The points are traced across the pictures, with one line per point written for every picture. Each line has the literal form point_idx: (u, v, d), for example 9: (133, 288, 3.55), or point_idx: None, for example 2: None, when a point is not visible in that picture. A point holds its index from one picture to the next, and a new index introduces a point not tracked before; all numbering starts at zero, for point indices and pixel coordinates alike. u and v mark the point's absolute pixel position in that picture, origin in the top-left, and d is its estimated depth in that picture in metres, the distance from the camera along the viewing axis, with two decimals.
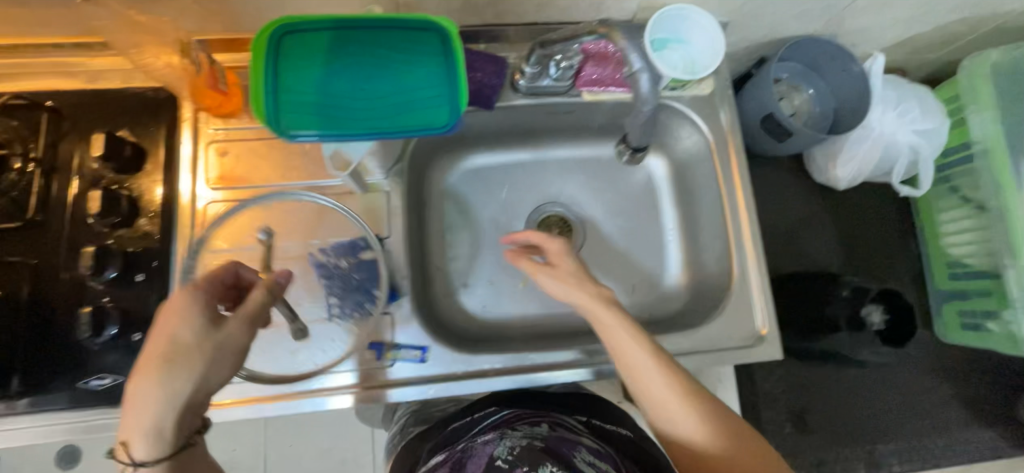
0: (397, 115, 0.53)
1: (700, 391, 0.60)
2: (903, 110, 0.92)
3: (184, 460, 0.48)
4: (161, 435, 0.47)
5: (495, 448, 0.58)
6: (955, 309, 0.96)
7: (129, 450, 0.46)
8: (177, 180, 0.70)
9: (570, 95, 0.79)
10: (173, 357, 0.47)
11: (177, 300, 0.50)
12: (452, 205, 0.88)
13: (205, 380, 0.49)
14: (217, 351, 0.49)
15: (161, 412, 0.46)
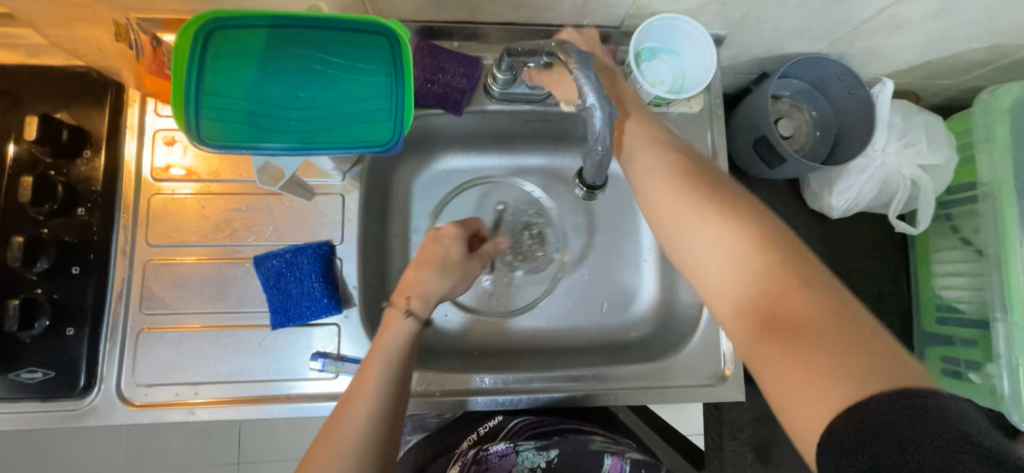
0: (333, 129, 0.49)
1: (767, 237, 0.47)
2: (907, 142, 0.85)
3: (412, 336, 0.60)
4: (429, 298, 0.64)
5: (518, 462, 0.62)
6: (939, 354, 0.91)
7: (409, 302, 0.62)
8: (153, 149, 0.68)
9: (546, 104, 0.74)
10: (448, 264, 0.68)
11: (450, 233, 0.70)
12: (419, 208, 0.83)
13: (449, 284, 0.67)
14: (454, 259, 0.69)
15: (442, 279, 0.66)
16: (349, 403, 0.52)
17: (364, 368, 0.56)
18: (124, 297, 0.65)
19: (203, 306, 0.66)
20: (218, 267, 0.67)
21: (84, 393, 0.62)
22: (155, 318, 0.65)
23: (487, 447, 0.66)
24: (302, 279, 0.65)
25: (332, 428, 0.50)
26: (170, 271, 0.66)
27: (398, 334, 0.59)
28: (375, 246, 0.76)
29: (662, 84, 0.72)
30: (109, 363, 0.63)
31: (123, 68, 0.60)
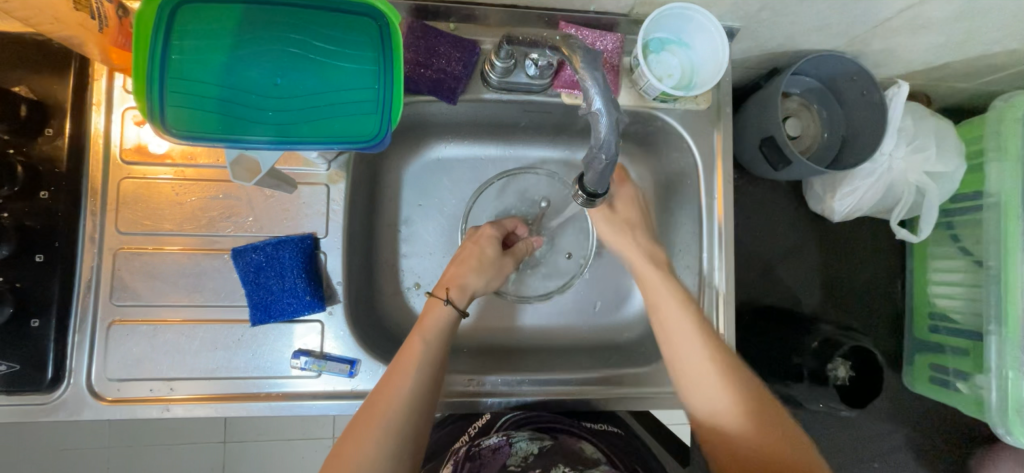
0: (313, 121, 0.45)
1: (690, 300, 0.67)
2: (916, 147, 0.82)
3: (449, 325, 0.64)
4: (464, 290, 0.68)
5: (508, 454, 0.59)
6: (927, 362, 0.92)
7: (448, 291, 0.67)
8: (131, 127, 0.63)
9: (546, 95, 0.69)
10: (483, 262, 0.70)
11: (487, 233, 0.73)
12: (409, 199, 0.79)
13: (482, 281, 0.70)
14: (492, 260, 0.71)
15: (480, 277, 0.70)
16: (393, 378, 0.57)
17: (407, 345, 0.60)
18: (93, 287, 0.61)
19: (179, 299, 0.63)
20: (193, 257, 0.63)
21: (53, 387, 0.60)
22: (128, 310, 0.62)
23: (479, 442, 0.62)
24: (283, 274, 0.62)
25: (380, 398, 0.56)
26: (142, 261, 0.62)
27: (439, 320, 0.63)
28: (361, 238, 0.73)
29: (670, 78, 0.68)
30: (78, 356, 0.60)
31: (88, 43, 0.54)
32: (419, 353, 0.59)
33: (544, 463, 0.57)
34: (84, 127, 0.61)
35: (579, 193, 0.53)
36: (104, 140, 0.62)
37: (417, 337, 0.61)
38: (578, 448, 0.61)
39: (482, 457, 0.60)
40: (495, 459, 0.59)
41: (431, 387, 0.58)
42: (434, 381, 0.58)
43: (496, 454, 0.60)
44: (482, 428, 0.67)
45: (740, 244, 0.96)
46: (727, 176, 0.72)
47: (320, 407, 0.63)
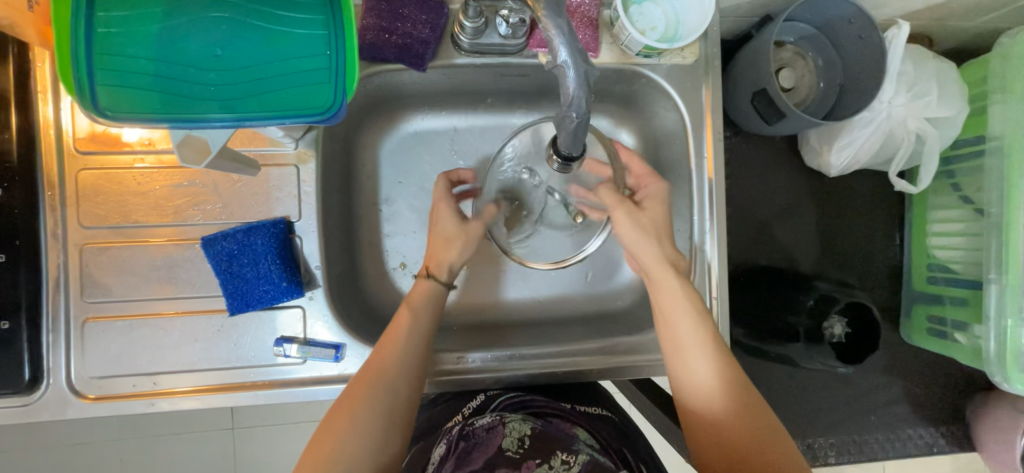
0: (261, 95, 0.43)
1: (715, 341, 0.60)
2: (916, 93, 0.78)
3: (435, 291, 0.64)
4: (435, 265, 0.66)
5: (503, 438, 0.60)
6: (925, 313, 0.91)
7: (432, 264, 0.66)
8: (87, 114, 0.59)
9: (522, 57, 0.65)
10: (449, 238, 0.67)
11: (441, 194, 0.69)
12: (388, 176, 0.76)
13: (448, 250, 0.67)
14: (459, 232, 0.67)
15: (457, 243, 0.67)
16: (376, 355, 0.57)
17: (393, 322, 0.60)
18: (63, 285, 0.59)
19: (153, 292, 0.61)
20: (162, 249, 0.61)
21: (32, 387, 0.58)
22: (101, 306, 0.60)
23: (473, 422, 0.62)
24: (257, 262, 0.60)
25: (366, 375, 0.56)
26: (110, 256, 0.60)
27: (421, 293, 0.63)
28: (339, 220, 0.70)
29: (654, 31, 0.64)
30: (55, 355, 0.59)
31: (24, 24, 0.50)
32: (396, 340, 0.58)
33: (537, 450, 0.59)
34: (31, 118, 0.58)
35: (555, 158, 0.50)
36: (55, 133, 0.58)
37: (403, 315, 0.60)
38: (572, 434, 0.62)
39: (476, 437, 0.60)
40: (489, 441, 0.60)
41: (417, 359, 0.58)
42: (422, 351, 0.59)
43: (491, 435, 0.60)
44: (477, 408, 0.65)
45: (735, 205, 0.93)
46: (717, 133, 0.68)
47: (307, 393, 0.62)
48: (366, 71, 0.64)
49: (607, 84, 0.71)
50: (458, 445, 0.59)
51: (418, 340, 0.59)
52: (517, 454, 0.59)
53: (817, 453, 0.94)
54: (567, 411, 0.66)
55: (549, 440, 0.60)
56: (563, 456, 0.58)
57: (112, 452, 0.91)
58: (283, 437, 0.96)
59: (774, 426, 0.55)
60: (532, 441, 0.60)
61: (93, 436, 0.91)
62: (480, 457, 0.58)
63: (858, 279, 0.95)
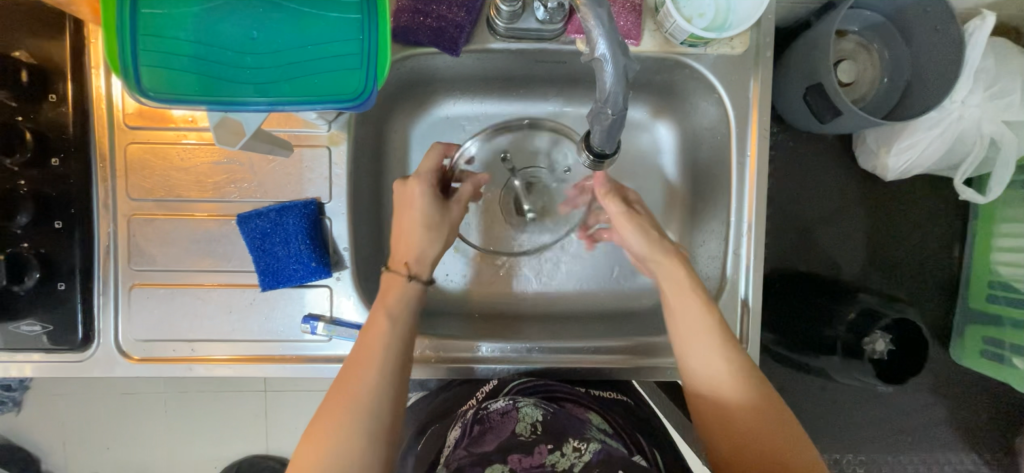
0: (294, 79, 0.43)
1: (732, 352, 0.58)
2: (996, 93, 0.71)
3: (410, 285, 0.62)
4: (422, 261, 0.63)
5: (515, 421, 0.58)
6: (980, 334, 0.84)
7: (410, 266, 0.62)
8: None
9: (559, 43, 0.62)
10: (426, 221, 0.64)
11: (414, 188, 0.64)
12: (418, 160, 0.76)
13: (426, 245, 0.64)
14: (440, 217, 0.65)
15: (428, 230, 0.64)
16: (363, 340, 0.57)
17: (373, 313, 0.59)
18: (113, 252, 0.63)
19: (193, 264, 0.64)
20: (201, 224, 0.64)
21: (85, 346, 0.63)
22: (145, 274, 0.63)
23: (486, 407, 0.61)
24: (288, 241, 0.61)
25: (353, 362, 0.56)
26: (155, 227, 0.63)
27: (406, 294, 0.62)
28: (369, 202, 0.71)
29: (702, 18, 0.60)
30: (105, 317, 0.63)
31: (78, 2, 0.52)
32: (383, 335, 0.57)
33: (548, 435, 0.56)
34: (86, 92, 0.60)
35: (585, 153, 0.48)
36: (107, 106, 0.61)
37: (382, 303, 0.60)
38: (584, 419, 0.60)
39: (490, 420, 0.59)
40: (502, 425, 0.58)
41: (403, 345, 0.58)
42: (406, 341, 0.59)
43: (504, 419, 0.58)
44: (491, 392, 0.65)
45: (776, 206, 0.88)
46: (762, 130, 0.64)
47: (332, 370, 0.64)
48: (400, 55, 0.63)
49: (646, 73, 0.68)
50: (473, 429, 0.59)
51: (404, 328, 0.59)
52: (529, 438, 0.56)
53: (844, 468, 0.90)
54: (581, 397, 0.65)
55: (563, 427, 0.57)
56: (575, 443, 0.54)
57: (158, 406, 0.98)
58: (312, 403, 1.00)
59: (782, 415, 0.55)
60: (543, 427, 0.57)
61: (143, 390, 0.98)
62: (493, 440, 0.56)
63: (907, 293, 0.88)
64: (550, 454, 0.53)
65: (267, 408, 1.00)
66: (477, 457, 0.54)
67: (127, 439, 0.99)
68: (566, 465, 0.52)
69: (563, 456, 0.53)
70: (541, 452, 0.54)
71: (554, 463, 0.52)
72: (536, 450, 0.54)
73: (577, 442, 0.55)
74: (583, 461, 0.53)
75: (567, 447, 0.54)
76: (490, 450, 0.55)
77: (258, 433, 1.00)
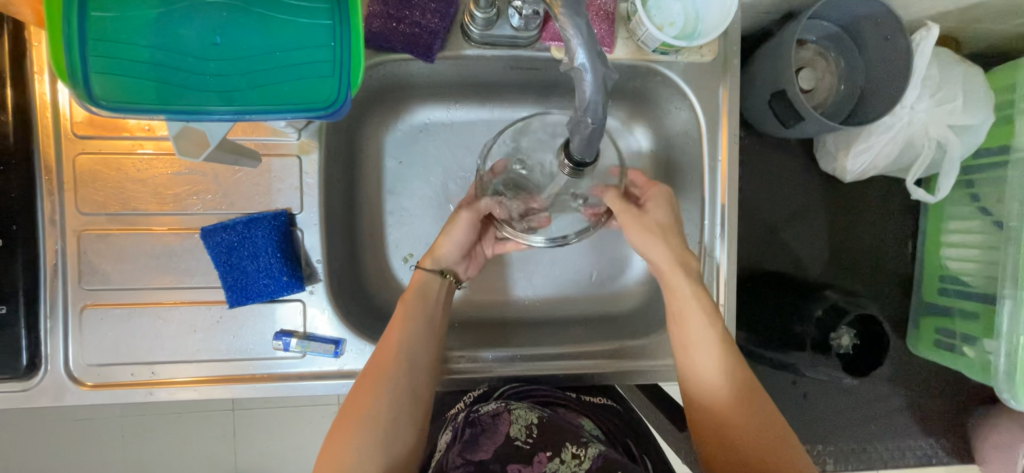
0: (260, 87, 0.41)
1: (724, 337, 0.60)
2: (940, 99, 0.76)
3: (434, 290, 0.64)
4: (429, 284, 0.64)
5: (510, 425, 0.58)
6: (934, 325, 0.89)
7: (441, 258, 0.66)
8: None
9: (534, 50, 0.63)
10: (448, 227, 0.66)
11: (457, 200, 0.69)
12: (391, 167, 0.74)
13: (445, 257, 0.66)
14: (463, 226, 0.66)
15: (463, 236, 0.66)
16: (382, 342, 0.59)
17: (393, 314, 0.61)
18: (60, 271, 0.58)
19: (152, 281, 0.60)
20: (161, 238, 0.60)
21: (31, 373, 0.58)
22: (99, 294, 0.59)
23: (478, 410, 0.61)
24: (258, 255, 0.58)
25: (377, 358, 0.58)
26: (109, 243, 0.59)
27: (427, 284, 0.64)
28: (343, 213, 0.69)
29: (672, 27, 0.61)
30: (52, 341, 0.58)
31: (20, 5, 0.49)
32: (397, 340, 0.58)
33: (545, 440, 0.57)
34: (28, 99, 0.56)
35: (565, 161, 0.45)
36: (52, 114, 0.57)
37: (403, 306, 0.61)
38: (578, 424, 0.61)
39: (482, 423, 0.59)
40: (495, 428, 0.58)
41: (424, 349, 0.59)
42: (422, 343, 0.59)
43: (497, 421, 0.59)
44: (480, 396, 0.66)
45: (746, 207, 0.91)
46: (733, 135, 0.66)
47: (306, 387, 0.62)
48: (373, 61, 0.62)
49: (621, 80, 0.69)
50: (465, 433, 0.59)
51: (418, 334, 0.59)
52: (526, 444, 0.57)
53: (815, 459, 0.94)
54: (572, 400, 0.67)
55: (557, 427, 0.59)
56: (574, 449, 0.56)
57: (113, 430, 0.92)
58: (283, 421, 0.96)
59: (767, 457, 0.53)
60: (540, 430, 0.58)
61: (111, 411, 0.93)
62: (489, 446, 0.57)
63: (867, 288, 0.93)
64: (550, 462, 0.55)
65: (235, 427, 0.95)
66: (475, 466, 0.55)
67: (77, 468, 0.91)
68: (566, 472, 0.55)
69: (563, 464, 0.55)
70: (540, 461, 0.55)
71: (554, 471, 0.55)
72: (536, 459, 0.56)
73: (573, 445, 0.56)
74: (583, 469, 0.54)
75: (566, 450, 0.56)
76: (487, 459, 0.55)
77: (224, 455, 0.95)
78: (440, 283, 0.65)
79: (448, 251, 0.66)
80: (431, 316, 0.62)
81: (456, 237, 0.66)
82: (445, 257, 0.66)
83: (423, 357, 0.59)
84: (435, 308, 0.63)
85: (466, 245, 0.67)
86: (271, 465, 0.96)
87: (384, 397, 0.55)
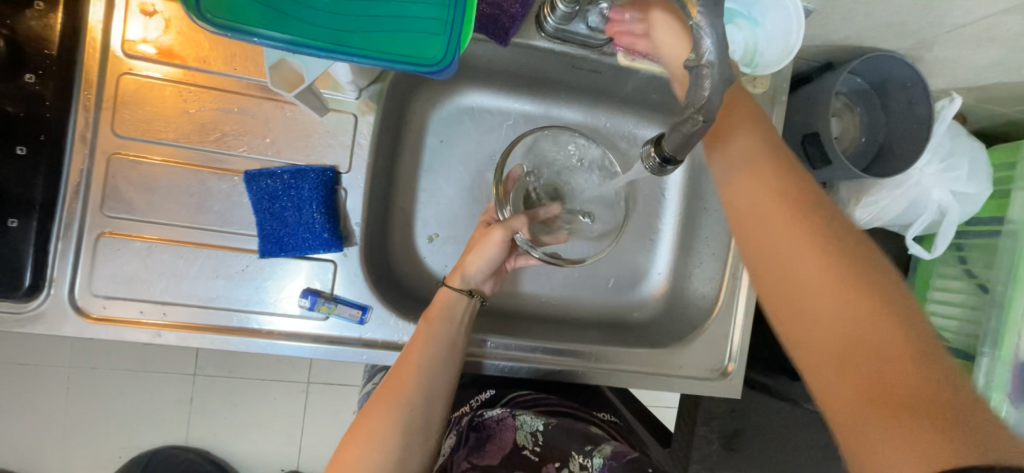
0: (369, 32, 0.41)
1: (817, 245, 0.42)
2: (948, 166, 0.82)
3: (454, 302, 0.61)
4: (455, 305, 0.60)
5: (515, 433, 0.61)
6: None
7: (466, 278, 0.62)
8: (135, 16, 0.55)
9: (603, 52, 0.65)
10: (478, 243, 0.63)
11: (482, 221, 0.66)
12: (432, 142, 0.73)
13: (472, 273, 0.62)
14: (492, 242, 0.62)
15: (493, 252, 0.62)
16: (401, 362, 0.56)
17: (414, 332, 0.58)
18: (81, 192, 0.55)
19: (179, 217, 0.57)
20: (196, 175, 0.57)
21: (30, 296, 0.54)
22: (118, 222, 0.56)
23: (482, 414, 0.64)
24: (301, 207, 0.57)
25: (393, 377, 0.54)
26: (139, 171, 0.56)
27: (454, 302, 0.61)
28: (382, 180, 0.68)
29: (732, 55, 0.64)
30: (61, 265, 0.54)
31: None
32: (416, 362, 0.55)
33: (552, 449, 0.60)
34: (81, 9, 0.53)
35: (651, 155, 0.44)
36: (104, 29, 0.54)
37: (426, 325, 0.58)
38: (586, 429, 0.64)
39: (487, 429, 0.62)
40: (501, 434, 0.61)
41: (445, 373, 0.56)
42: (442, 365, 0.56)
43: (502, 428, 0.62)
44: (487, 401, 0.68)
45: None
46: None
47: (322, 350, 0.60)
48: None
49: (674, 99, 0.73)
50: (469, 437, 0.62)
51: (439, 353, 0.57)
52: (532, 453, 0.60)
53: None
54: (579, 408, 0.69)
55: (563, 437, 0.62)
56: (580, 460, 0.59)
57: (57, 381, 0.87)
58: (255, 389, 0.93)
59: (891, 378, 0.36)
60: (543, 438, 0.61)
61: (82, 352, 0.88)
62: (494, 453, 0.60)
63: None
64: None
65: (192, 394, 0.92)
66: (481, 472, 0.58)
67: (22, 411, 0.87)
68: None
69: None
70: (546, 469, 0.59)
71: None
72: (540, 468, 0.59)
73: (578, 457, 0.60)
74: None
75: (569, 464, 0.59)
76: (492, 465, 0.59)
77: (178, 420, 0.92)
78: (467, 304, 0.61)
79: (475, 267, 0.62)
80: (454, 341, 0.58)
81: (487, 255, 0.62)
82: (473, 275, 0.63)
83: (443, 383, 0.56)
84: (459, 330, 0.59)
85: (498, 261, 0.64)
86: (231, 438, 0.93)
87: (401, 420, 0.52)
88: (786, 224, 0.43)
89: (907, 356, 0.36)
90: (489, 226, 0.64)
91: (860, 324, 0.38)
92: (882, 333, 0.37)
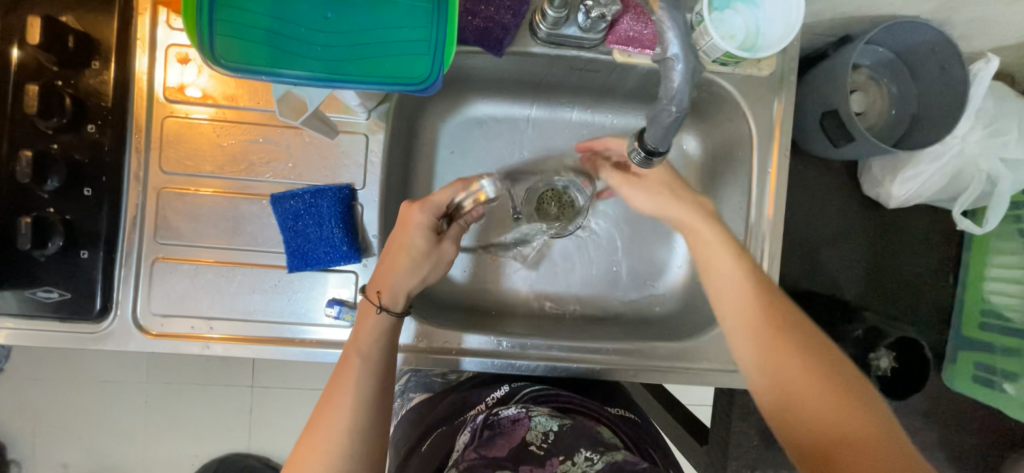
0: (361, 59, 0.47)
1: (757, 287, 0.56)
2: (992, 132, 0.76)
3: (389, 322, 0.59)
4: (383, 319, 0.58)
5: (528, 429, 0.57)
6: (972, 359, 0.88)
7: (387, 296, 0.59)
8: (173, 66, 0.62)
9: (598, 51, 0.66)
10: (411, 256, 0.59)
11: (410, 220, 0.59)
12: (443, 154, 0.77)
13: (401, 286, 0.59)
14: (437, 258, 0.62)
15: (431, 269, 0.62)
16: (335, 385, 0.56)
17: (345, 354, 0.58)
18: (138, 223, 0.62)
19: (220, 241, 0.63)
20: (231, 201, 0.63)
21: (102, 317, 0.62)
22: (169, 248, 0.63)
23: (497, 412, 0.62)
24: (321, 223, 0.61)
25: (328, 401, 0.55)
26: (184, 202, 0.63)
27: (380, 326, 0.58)
28: (398, 194, 0.72)
29: (733, 39, 0.62)
30: (124, 289, 0.62)
31: None
32: (348, 386, 0.56)
33: (565, 443, 0.55)
34: (128, 64, 0.61)
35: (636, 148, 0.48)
36: (147, 79, 0.62)
37: (354, 345, 0.57)
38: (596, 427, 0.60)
39: (501, 426, 0.59)
40: (512, 431, 0.57)
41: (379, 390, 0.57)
42: (377, 384, 0.57)
43: (515, 425, 0.58)
44: (501, 400, 0.67)
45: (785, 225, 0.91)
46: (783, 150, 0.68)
47: None
48: None
49: None
50: (482, 434, 0.58)
51: (368, 371, 0.57)
52: (540, 450, 0.53)
53: None
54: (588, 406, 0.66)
55: (580, 431, 0.57)
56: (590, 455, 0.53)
57: (137, 394, 0.98)
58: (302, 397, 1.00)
59: (796, 372, 0.51)
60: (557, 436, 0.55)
61: (152, 369, 0.98)
62: (504, 447, 0.55)
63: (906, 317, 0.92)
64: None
65: (252, 404, 1.00)
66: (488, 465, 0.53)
67: (106, 424, 0.98)
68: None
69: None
70: None
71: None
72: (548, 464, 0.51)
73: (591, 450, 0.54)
74: None
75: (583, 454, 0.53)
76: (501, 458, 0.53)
77: (239, 427, 1.00)
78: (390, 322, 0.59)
79: (405, 285, 0.60)
80: (384, 359, 0.58)
81: (416, 273, 0.60)
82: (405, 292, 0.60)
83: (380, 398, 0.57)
84: (388, 342, 0.59)
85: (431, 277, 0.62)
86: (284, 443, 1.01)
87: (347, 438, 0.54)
88: (730, 271, 0.56)
89: (808, 357, 0.52)
90: (421, 239, 0.60)
91: (794, 361, 0.52)
92: (806, 362, 0.51)
